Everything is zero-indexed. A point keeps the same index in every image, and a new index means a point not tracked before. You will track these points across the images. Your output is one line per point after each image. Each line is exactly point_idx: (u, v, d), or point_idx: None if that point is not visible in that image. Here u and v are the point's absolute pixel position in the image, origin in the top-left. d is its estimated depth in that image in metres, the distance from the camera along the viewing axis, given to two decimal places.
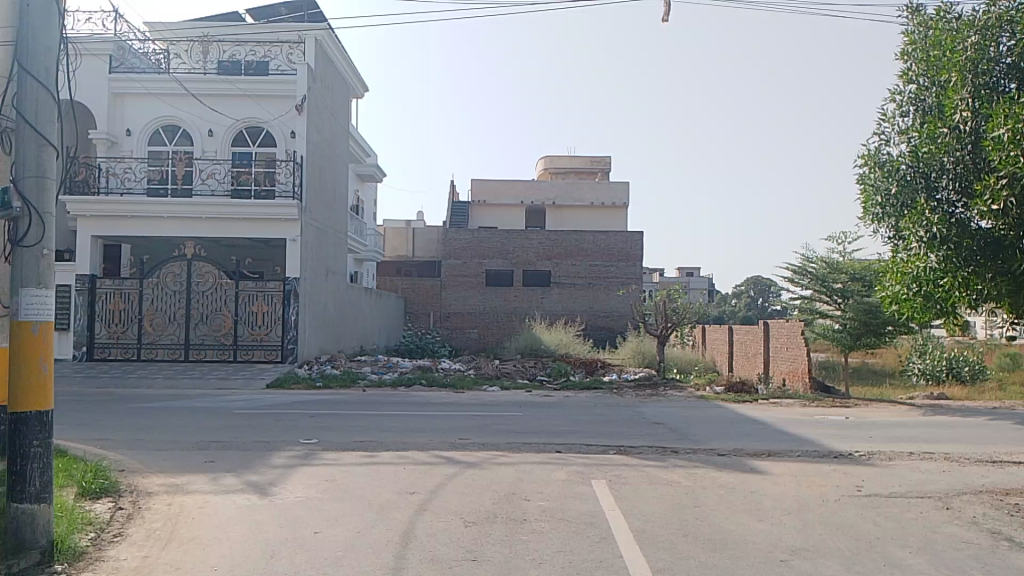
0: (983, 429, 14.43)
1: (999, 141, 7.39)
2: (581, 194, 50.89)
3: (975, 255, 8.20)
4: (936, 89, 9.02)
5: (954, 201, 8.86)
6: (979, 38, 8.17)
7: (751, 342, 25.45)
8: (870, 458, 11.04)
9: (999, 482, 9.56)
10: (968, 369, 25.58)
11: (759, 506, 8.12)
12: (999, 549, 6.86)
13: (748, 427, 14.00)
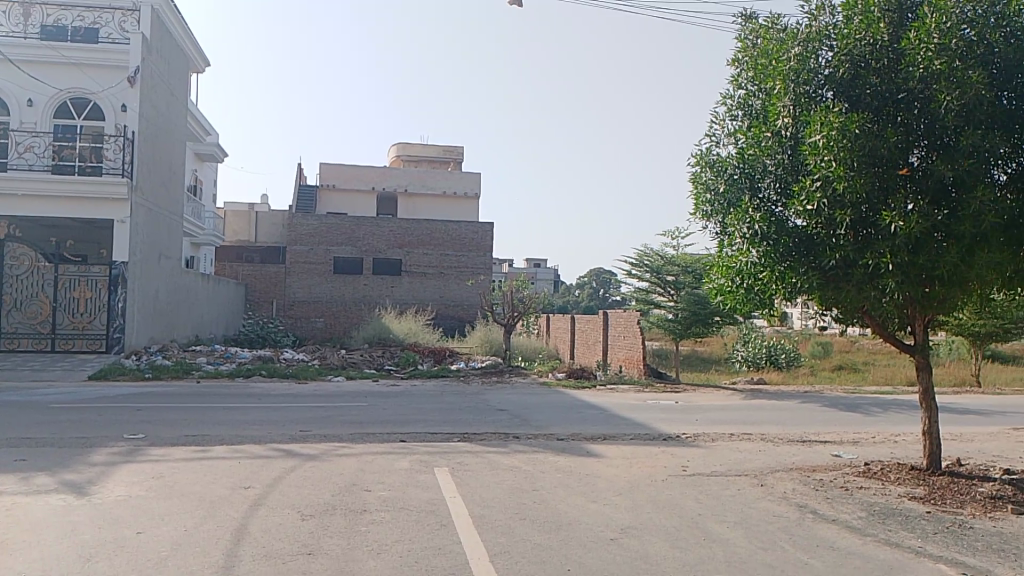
0: (795, 412, 15.73)
1: (814, 147, 8.31)
2: (433, 183, 50.70)
3: (791, 252, 8.78)
4: (763, 96, 9.53)
5: (775, 200, 9.12)
6: (802, 50, 8.87)
7: (591, 330, 26.47)
8: (695, 440, 11.76)
9: (807, 460, 10.47)
10: (785, 356, 27.79)
11: (593, 489, 8.43)
12: (804, 521, 7.50)
13: (586, 413, 14.52)
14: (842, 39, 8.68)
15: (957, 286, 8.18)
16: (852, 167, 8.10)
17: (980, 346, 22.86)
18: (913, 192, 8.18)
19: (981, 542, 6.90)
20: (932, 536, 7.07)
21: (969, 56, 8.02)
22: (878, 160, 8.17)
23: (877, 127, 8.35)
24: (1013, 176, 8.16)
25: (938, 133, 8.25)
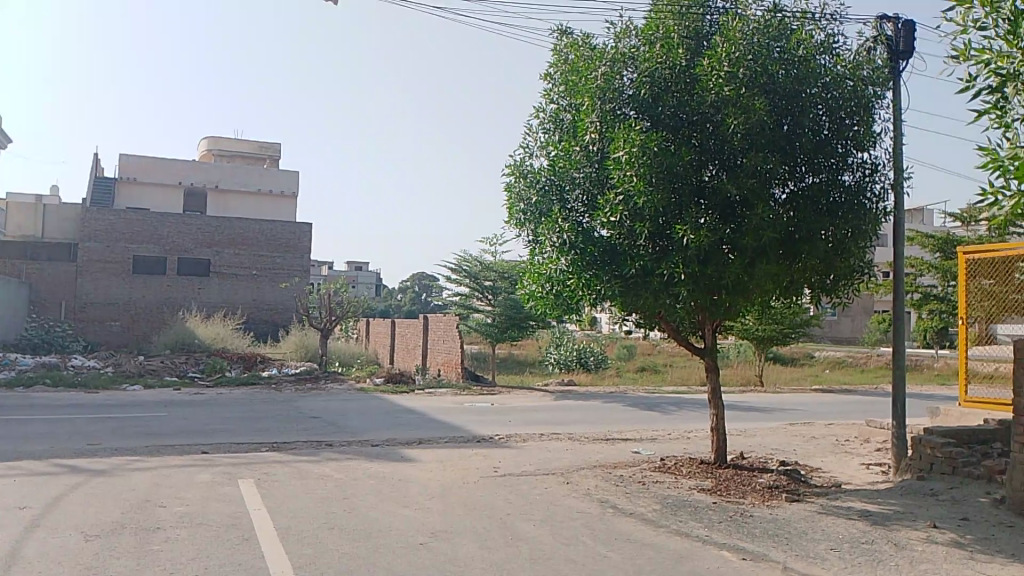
0: (602, 411, 16.57)
1: (618, 162, 8.86)
2: (247, 180, 48.50)
3: (597, 260, 9.26)
4: (572, 111, 10.00)
5: (582, 211, 9.59)
6: (608, 69, 9.41)
7: (410, 333, 26.46)
8: (507, 441, 12.09)
9: (610, 457, 11.07)
10: (594, 359, 29.16)
11: (405, 494, 8.43)
12: (605, 516, 7.93)
13: (401, 418, 14.50)
14: (644, 63, 9.31)
15: (741, 294, 8.93)
16: (651, 182, 8.66)
17: (764, 349, 25.16)
18: (704, 207, 8.86)
19: (758, 528, 7.60)
20: (717, 524, 7.70)
21: (753, 84, 8.82)
22: (675, 177, 8.77)
23: (674, 146, 8.98)
24: (789, 196, 9.05)
25: (726, 154, 9.00)
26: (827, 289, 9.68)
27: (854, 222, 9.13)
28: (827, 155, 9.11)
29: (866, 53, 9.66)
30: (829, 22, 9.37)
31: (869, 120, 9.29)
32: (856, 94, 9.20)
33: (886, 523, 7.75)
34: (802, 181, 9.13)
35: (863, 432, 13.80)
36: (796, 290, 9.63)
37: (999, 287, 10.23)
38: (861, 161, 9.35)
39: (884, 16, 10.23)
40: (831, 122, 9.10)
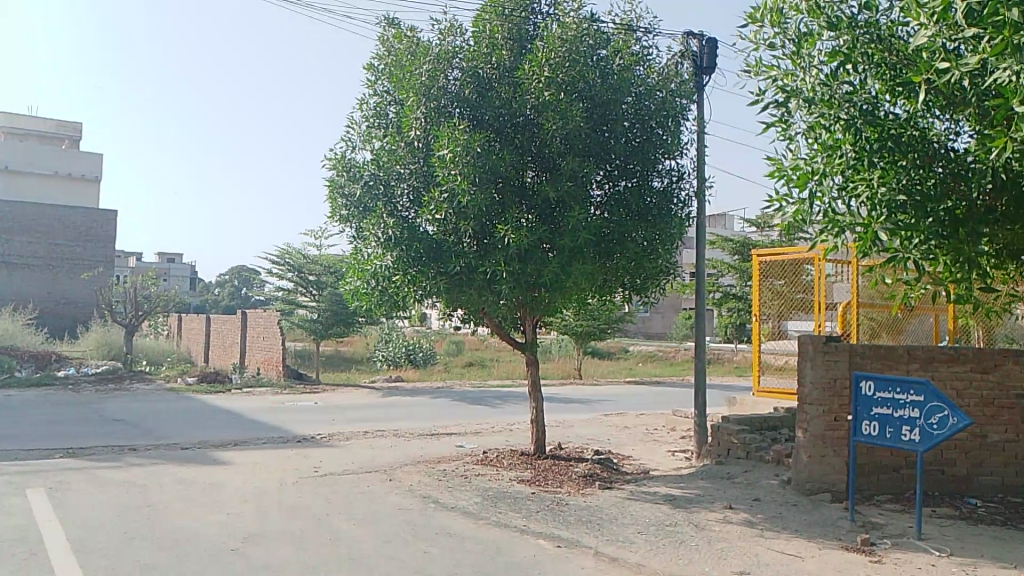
0: (427, 407, 16.62)
1: (443, 160, 8.93)
2: (43, 163, 44.23)
3: (421, 257, 9.24)
4: (397, 105, 9.94)
5: (407, 207, 9.56)
6: (432, 67, 9.46)
7: (228, 330, 25.22)
8: (328, 440, 11.83)
9: (433, 452, 11.12)
10: (422, 355, 29.10)
11: (216, 499, 8.03)
12: (426, 511, 7.96)
13: (216, 418, 13.80)
14: (468, 62, 9.48)
15: (559, 293, 9.25)
16: (474, 182, 8.82)
17: (583, 344, 26.22)
18: (525, 208, 9.15)
19: (573, 515, 7.93)
20: (534, 514, 7.94)
21: (571, 90, 9.21)
22: (498, 176, 8.99)
23: (496, 146, 9.20)
24: (604, 198, 9.57)
25: (546, 156, 9.35)
26: (638, 287, 10.24)
27: (661, 226, 9.72)
28: (638, 161, 9.66)
29: (675, 66, 10.32)
30: (642, 34, 9.93)
31: (676, 130, 9.94)
32: (666, 104, 9.80)
33: (688, 506, 8.33)
34: (616, 185, 9.64)
35: (670, 421, 14.75)
36: (610, 289, 10.12)
37: (788, 288, 11.25)
38: (669, 169, 9.98)
39: (690, 33, 10.97)
40: (642, 130, 9.67)
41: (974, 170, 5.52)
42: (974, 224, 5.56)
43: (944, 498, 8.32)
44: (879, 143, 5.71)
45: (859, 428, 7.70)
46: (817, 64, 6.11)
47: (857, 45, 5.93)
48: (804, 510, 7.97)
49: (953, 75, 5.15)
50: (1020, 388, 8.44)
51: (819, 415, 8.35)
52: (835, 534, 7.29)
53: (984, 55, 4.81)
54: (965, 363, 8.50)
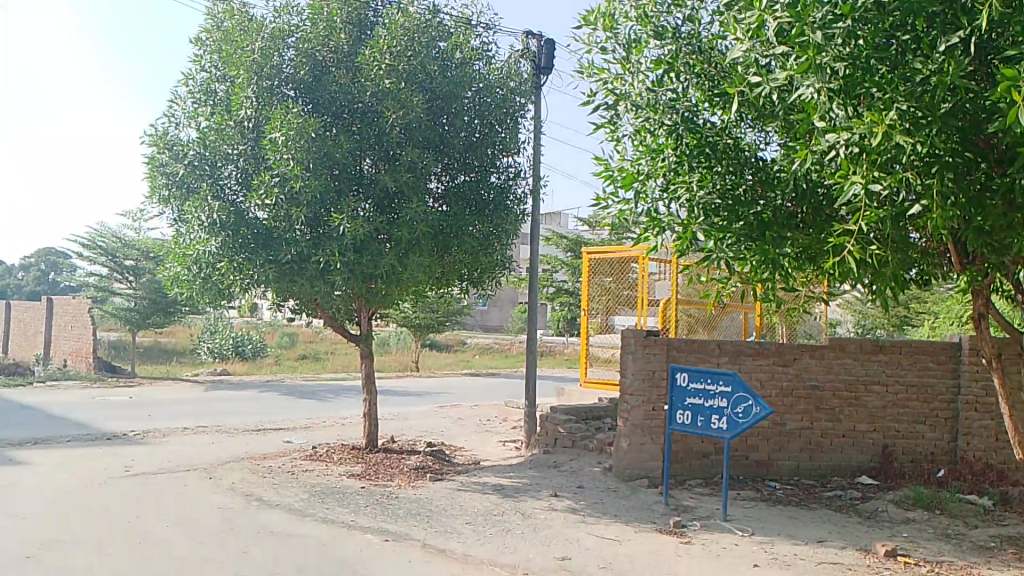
0: (254, 401, 15.96)
1: (274, 143, 8.61)
2: None
3: (249, 245, 8.86)
4: (227, 83, 9.46)
5: (236, 191, 9.13)
6: (264, 45, 9.10)
7: (31, 318, 23.06)
8: (143, 436, 11.09)
9: (258, 448, 10.70)
10: (252, 347, 27.93)
11: (7, 502, 7.30)
12: (248, 510, 7.64)
13: (12, 414, 12.56)
14: (304, 43, 9.17)
15: (396, 284, 9.07)
16: (308, 168, 8.56)
17: (420, 336, 26.13)
18: (362, 197, 8.96)
19: (401, 508, 7.88)
20: (362, 508, 7.83)
21: (410, 80, 9.12)
22: (334, 164, 8.75)
23: (333, 132, 8.95)
24: (443, 191, 9.57)
25: (384, 145, 9.22)
26: (474, 280, 10.31)
27: (497, 221, 9.81)
28: (477, 155, 9.72)
29: (515, 65, 10.47)
30: (483, 31, 10.00)
31: (514, 128, 10.08)
32: (505, 102, 9.92)
33: (515, 495, 8.52)
34: (455, 178, 9.66)
35: (502, 412, 15.01)
36: (446, 281, 10.11)
37: (615, 284, 11.75)
38: (506, 165, 10.11)
39: (530, 33, 11.19)
40: (481, 126, 9.75)
41: (780, 178, 5.89)
42: (778, 227, 5.80)
43: (747, 481, 9.01)
44: (697, 149, 6.05)
45: (673, 417, 8.15)
46: (644, 71, 6.41)
47: (680, 56, 6.29)
48: (623, 496, 8.36)
49: (764, 88, 5.53)
50: (813, 379, 9.28)
51: (639, 405, 8.82)
52: (651, 518, 7.70)
53: (790, 72, 5.19)
54: (768, 357, 9.24)
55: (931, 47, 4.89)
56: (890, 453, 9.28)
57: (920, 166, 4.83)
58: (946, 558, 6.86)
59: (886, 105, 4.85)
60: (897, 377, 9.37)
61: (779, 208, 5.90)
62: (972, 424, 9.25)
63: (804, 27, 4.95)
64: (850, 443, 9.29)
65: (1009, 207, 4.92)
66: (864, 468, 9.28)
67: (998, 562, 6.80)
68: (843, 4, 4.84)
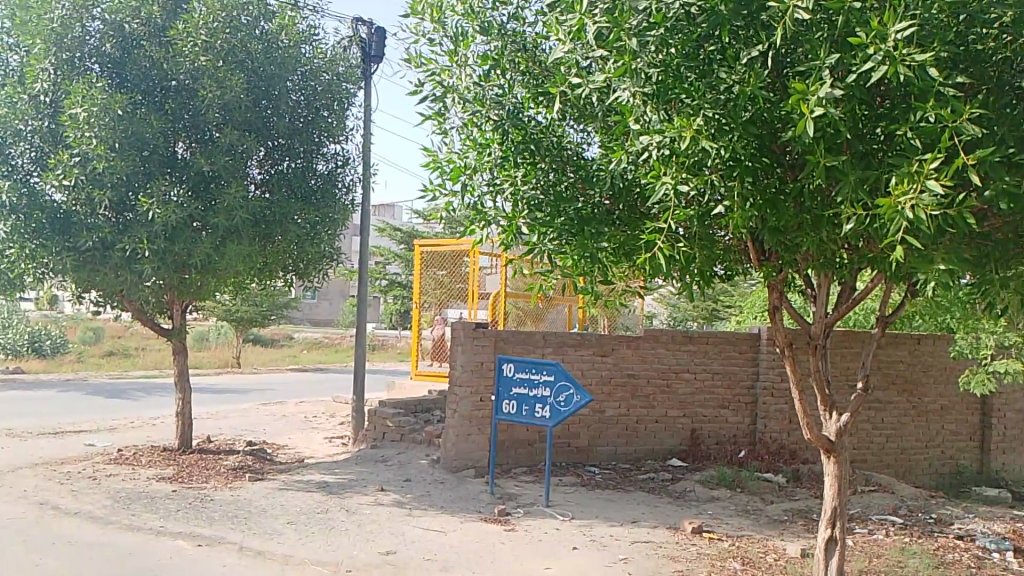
0: (51, 401, 14.59)
1: (74, 119, 7.94)
2: None
3: (44, 229, 8.13)
4: (22, 53, 8.59)
5: (30, 170, 8.32)
6: (66, 14, 8.40)
7: None
8: None
9: (56, 452, 9.78)
10: (50, 343, 25.54)
11: None
12: (43, 519, 6.98)
13: None
14: (112, 14, 8.50)
15: (212, 275, 8.58)
16: (113, 148, 7.97)
17: (244, 331, 24.96)
18: (175, 180, 8.40)
19: (217, 511, 7.49)
20: (174, 513, 7.37)
21: (229, 58, 8.67)
22: (143, 145, 8.18)
23: (142, 111, 8.35)
24: (265, 178, 9.17)
25: (201, 127, 8.69)
26: (300, 272, 9.92)
27: (324, 209, 9.50)
28: (302, 141, 9.38)
29: (343, 51, 10.21)
30: (309, 14, 9.68)
31: (342, 115, 9.82)
32: (332, 88, 9.64)
33: (340, 491, 8.34)
34: (278, 165, 9.28)
35: (329, 408, 14.65)
36: (269, 272, 9.68)
37: (447, 278, 11.80)
38: (334, 153, 9.83)
39: (359, 19, 10.95)
40: (306, 111, 9.43)
41: (598, 176, 6.05)
42: (596, 224, 5.92)
43: (569, 467, 9.33)
44: (522, 145, 6.15)
45: (499, 407, 8.28)
46: (471, 65, 6.44)
47: (506, 53, 6.39)
48: (449, 487, 8.41)
49: (584, 89, 5.72)
50: (630, 369, 9.75)
51: (467, 397, 8.92)
52: (476, 508, 7.79)
53: (609, 75, 5.42)
54: (589, 347, 9.61)
55: (734, 59, 5.22)
56: (697, 437, 9.93)
57: (724, 169, 5.14)
58: (745, 532, 7.44)
59: (695, 110, 5.14)
60: (705, 366, 10.04)
61: (598, 205, 6.07)
62: (769, 408, 10.11)
63: (620, 32, 5.19)
64: (662, 428, 9.85)
65: (799, 209, 5.32)
66: (675, 451, 9.88)
67: (789, 534, 7.47)
68: (656, 13, 5.09)
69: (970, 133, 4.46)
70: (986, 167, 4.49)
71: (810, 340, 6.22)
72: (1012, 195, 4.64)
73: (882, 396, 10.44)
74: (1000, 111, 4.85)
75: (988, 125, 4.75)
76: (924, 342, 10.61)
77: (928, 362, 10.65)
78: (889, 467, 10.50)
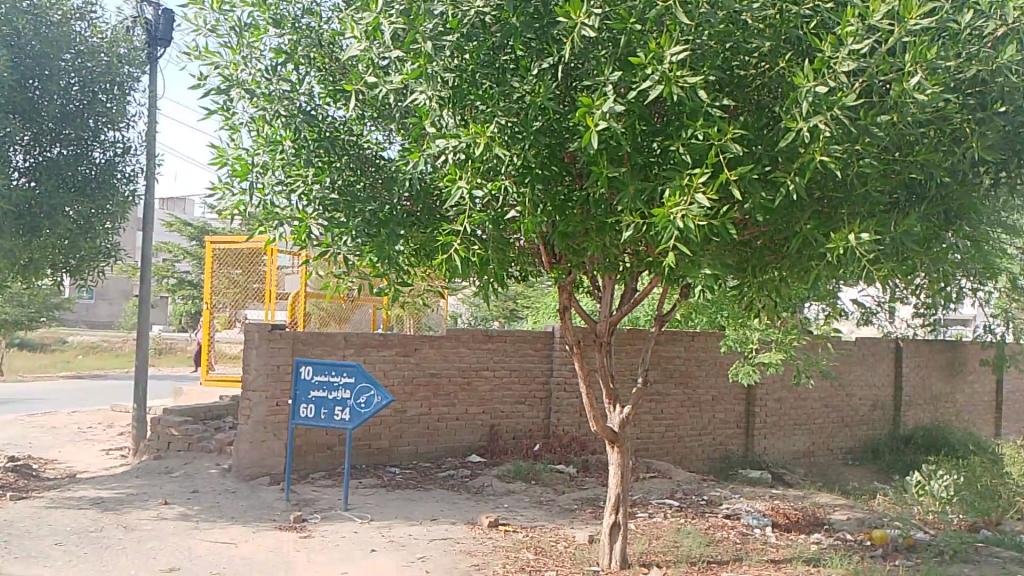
0: None
1: None
2: None
3: None
4: None
5: None
6: None
7: None
8: None
9: None
10: None
11: None
12: None
13: None
14: None
15: None
16: None
17: (6, 334, 22.39)
18: None
19: None
20: None
21: None
22: None
23: None
24: (30, 164, 8.31)
25: None
26: (70, 269, 8.85)
27: (101, 201, 8.71)
28: (75, 127, 8.54)
29: (126, 32, 9.46)
30: None
31: (123, 100, 9.03)
32: (112, 70, 8.86)
33: (119, 507, 7.73)
34: (47, 151, 8.43)
35: (108, 417, 13.52)
36: (35, 272, 8.64)
37: (244, 277, 11.32)
38: (114, 140, 8.98)
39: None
40: (81, 94, 8.60)
41: (396, 177, 6.03)
42: (394, 225, 5.91)
43: (368, 469, 9.26)
44: (316, 143, 6.01)
45: (297, 411, 8.03)
46: (262, 58, 6.24)
47: (300, 47, 6.22)
48: (241, 496, 8.06)
49: (381, 90, 5.71)
50: (431, 368, 9.84)
51: (262, 401, 8.62)
52: (270, 516, 7.53)
53: (404, 77, 5.47)
54: (390, 348, 9.58)
55: (526, 69, 5.43)
56: (496, 432, 10.23)
57: (517, 175, 5.32)
58: (538, 523, 7.77)
59: (489, 117, 5.30)
60: (503, 363, 10.35)
61: (396, 207, 6.06)
62: (563, 402, 10.63)
63: (416, 35, 5.25)
64: (462, 425, 10.04)
65: (586, 215, 5.62)
66: (474, 448, 10.10)
67: (579, 522, 7.90)
68: (452, 19, 5.23)
69: (733, 151, 4.93)
70: (746, 184, 4.99)
71: (597, 338, 6.62)
72: (767, 207, 5.20)
73: (663, 388, 11.31)
74: (760, 131, 5.38)
75: (750, 143, 5.26)
76: (698, 338, 11.60)
77: (701, 357, 11.66)
78: (669, 454, 11.39)
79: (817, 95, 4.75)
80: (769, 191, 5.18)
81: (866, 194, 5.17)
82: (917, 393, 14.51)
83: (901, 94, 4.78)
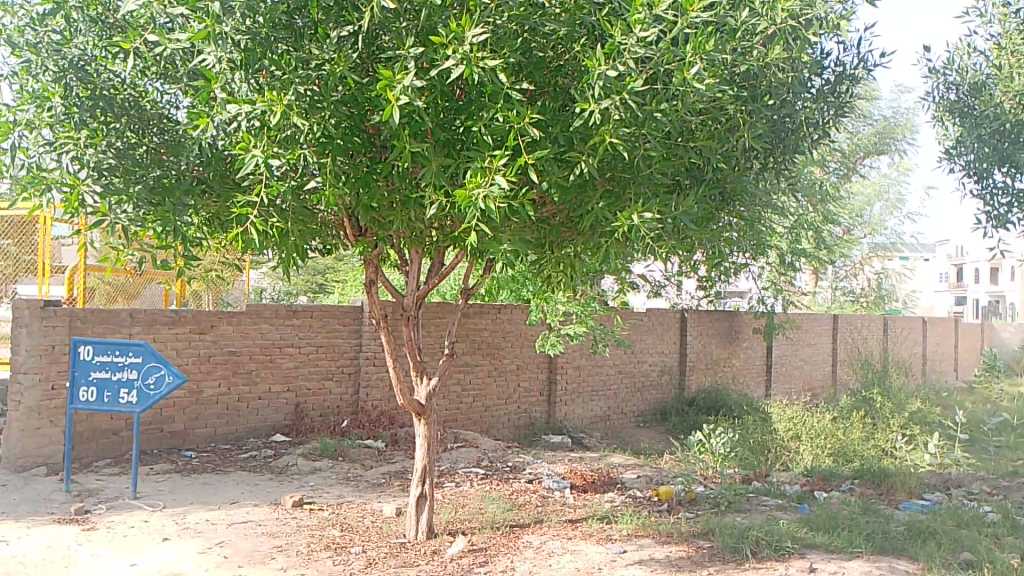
0: None
1: None
2: None
3: None
4: None
5: None
6: None
7: None
8: None
9: None
10: None
11: None
12: None
13: None
14: None
15: None
16: None
17: None
18: None
19: None
20: None
21: None
22: None
23: None
24: None
25: None
26: None
27: None
28: None
29: None
30: None
31: None
32: None
33: None
34: None
35: None
36: None
37: (15, 248, 10.27)
38: None
39: None
40: None
41: (184, 142, 5.63)
42: (180, 194, 5.53)
43: (161, 454, 8.73)
44: (91, 102, 5.46)
45: (75, 395, 7.38)
46: (28, 5, 5.65)
47: None
48: (12, 489, 7.33)
49: (164, 48, 5.30)
50: (230, 345, 9.40)
51: (35, 385, 7.88)
52: (47, 509, 6.91)
53: (190, 36, 5.12)
54: (184, 325, 9.05)
55: (324, 36, 5.24)
56: (301, 411, 9.98)
57: (317, 146, 5.16)
58: (344, 499, 7.70)
59: (285, 85, 5.09)
60: (308, 339, 10.08)
61: (184, 173, 5.66)
62: (371, 376, 10.59)
63: None
64: (266, 405, 9.70)
65: (389, 188, 5.56)
66: (279, 427, 9.80)
67: (386, 495, 7.92)
68: None
69: (531, 133, 5.06)
70: (542, 163, 5.17)
71: (404, 311, 6.61)
72: (561, 186, 5.42)
73: (470, 360, 11.54)
74: (557, 112, 5.58)
75: (545, 124, 5.43)
76: (504, 310, 11.93)
77: (507, 329, 11.99)
78: (476, 424, 11.66)
79: (608, 79, 4.97)
80: (564, 170, 5.39)
81: (651, 175, 5.48)
82: (701, 359, 15.82)
83: (682, 83, 5.08)
